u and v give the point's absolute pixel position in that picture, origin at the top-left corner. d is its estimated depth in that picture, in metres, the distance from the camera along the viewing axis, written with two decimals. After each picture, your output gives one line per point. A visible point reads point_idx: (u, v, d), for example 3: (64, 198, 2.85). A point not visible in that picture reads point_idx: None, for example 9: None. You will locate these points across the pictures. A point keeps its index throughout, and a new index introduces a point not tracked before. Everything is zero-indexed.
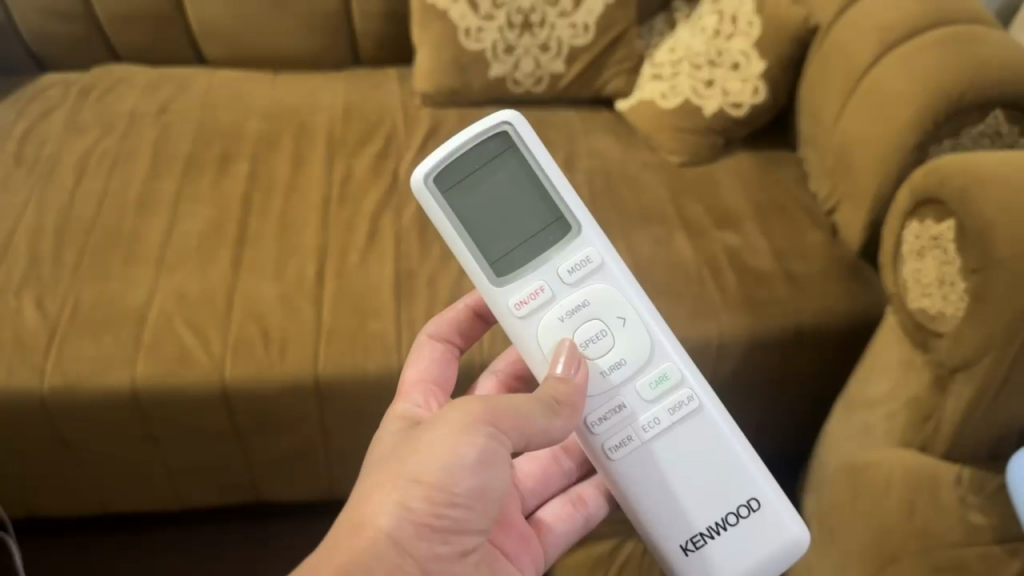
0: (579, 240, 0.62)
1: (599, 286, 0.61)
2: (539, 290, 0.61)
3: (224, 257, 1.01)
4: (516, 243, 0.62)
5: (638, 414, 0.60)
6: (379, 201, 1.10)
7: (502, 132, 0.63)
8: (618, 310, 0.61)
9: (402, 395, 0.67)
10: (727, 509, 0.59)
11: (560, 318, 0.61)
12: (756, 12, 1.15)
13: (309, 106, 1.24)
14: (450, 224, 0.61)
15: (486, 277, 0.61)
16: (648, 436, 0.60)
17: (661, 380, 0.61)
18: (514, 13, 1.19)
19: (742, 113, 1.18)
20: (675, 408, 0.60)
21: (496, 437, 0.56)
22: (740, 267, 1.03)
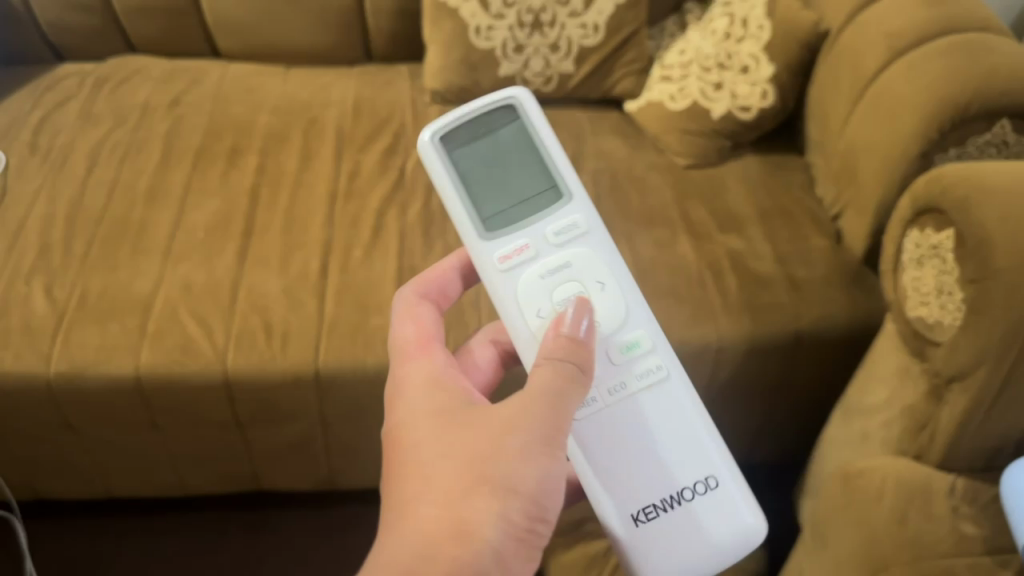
0: (565, 211, 0.62)
1: (584, 251, 0.61)
2: (523, 247, 0.61)
3: (230, 249, 1.02)
4: (513, 204, 0.62)
5: (607, 376, 0.58)
6: (386, 197, 1.10)
7: (508, 105, 0.64)
8: (598, 274, 0.60)
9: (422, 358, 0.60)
10: (683, 483, 0.57)
11: (542, 274, 0.60)
12: (767, 15, 1.15)
13: (320, 101, 1.25)
14: (448, 179, 0.61)
15: (475, 231, 0.61)
16: (613, 398, 0.58)
17: (633, 348, 0.59)
18: (525, 11, 1.20)
19: (750, 116, 1.18)
20: (642, 376, 0.58)
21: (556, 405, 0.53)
22: (741, 271, 1.03)
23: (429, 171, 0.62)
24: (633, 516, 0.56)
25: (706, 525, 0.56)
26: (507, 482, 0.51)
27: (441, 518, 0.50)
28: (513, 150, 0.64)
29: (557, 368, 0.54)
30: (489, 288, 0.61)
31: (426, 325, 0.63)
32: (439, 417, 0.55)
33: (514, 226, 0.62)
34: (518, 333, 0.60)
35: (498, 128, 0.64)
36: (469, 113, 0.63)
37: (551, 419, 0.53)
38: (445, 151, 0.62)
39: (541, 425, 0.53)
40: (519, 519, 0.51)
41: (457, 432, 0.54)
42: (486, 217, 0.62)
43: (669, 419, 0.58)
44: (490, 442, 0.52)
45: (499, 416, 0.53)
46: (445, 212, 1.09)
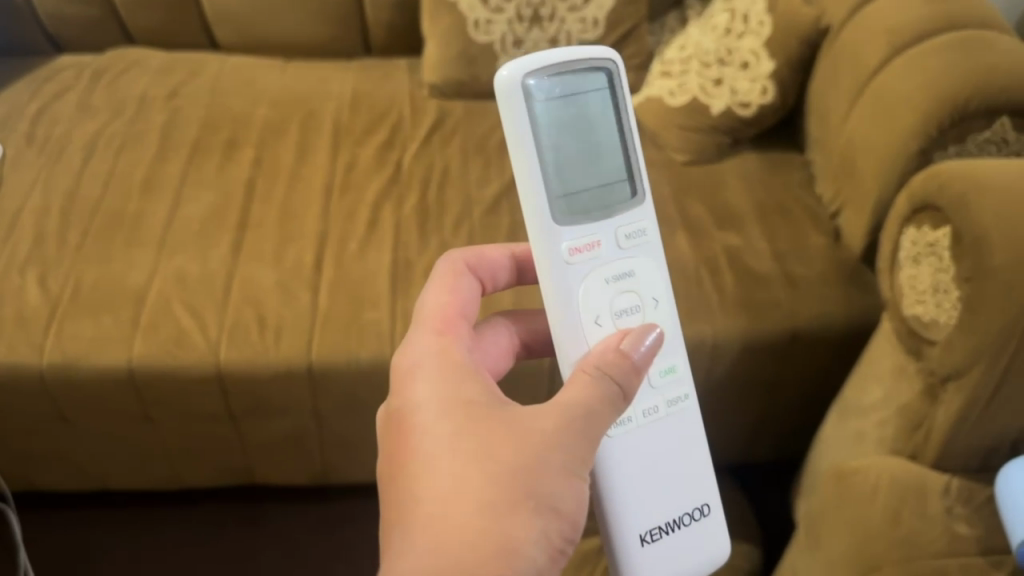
0: (635, 213, 0.59)
1: (645, 262, 0.59)
2: (594, 243, 0.57)
3: (225, 241, 1.02)
4: (586, 187, 0.57)
5: (641, 397, 0.58)
6: (381, 191, 1.10)
7: (603, 71, 0.58)
8: (655, 291, 0.59)
9: (447, 333, 0.57)
10: (682, 511, 0.58)
11: (606, 279, 0.57)
12: (768, 12, 1.15)
13: (318, 94, 1.25)
14: (534, 136, 0.53)
15: (552, 212, 0.55)
16: (645, 421, 0.57)
17: (669, 373, 0.59)
18: (524, 6, 1.19)
19: (750, 113, 1.17)
20: (671, 402, 0.59)
21: (605, 415, 0.52)
22: (737, 268, 1.03)
23: (510, 109, 0.53)
24: (641, 536, 0.56)
25: (695, 553, 0.58)
26: (547, 498, 0.49)
27: (487, 527, 0.46)
28: (592, 118, 0.57)
29: (606, 386, 0.52)
30: (548, 275, 0.56)
31: (460, 301, 0.60)
32: (469, 410, 0.51)
33: (585, 213, 0.57)
34: (563, 331, 0.56)
35: (581, 89, 0.57)
36: (559, 62, 0.55)
37: (590, 435, 0.51)
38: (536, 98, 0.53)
39: (580, 441, 0.51)
40: (556, 535, 0.49)
41: (493, 431, 0.50)
42: (559, 194, 0.55)
43: (682, 446, 0.59)
44: (533, 450, 0.49)
45: (540, 423, 0.50)
46: (441, 207, 1.09)
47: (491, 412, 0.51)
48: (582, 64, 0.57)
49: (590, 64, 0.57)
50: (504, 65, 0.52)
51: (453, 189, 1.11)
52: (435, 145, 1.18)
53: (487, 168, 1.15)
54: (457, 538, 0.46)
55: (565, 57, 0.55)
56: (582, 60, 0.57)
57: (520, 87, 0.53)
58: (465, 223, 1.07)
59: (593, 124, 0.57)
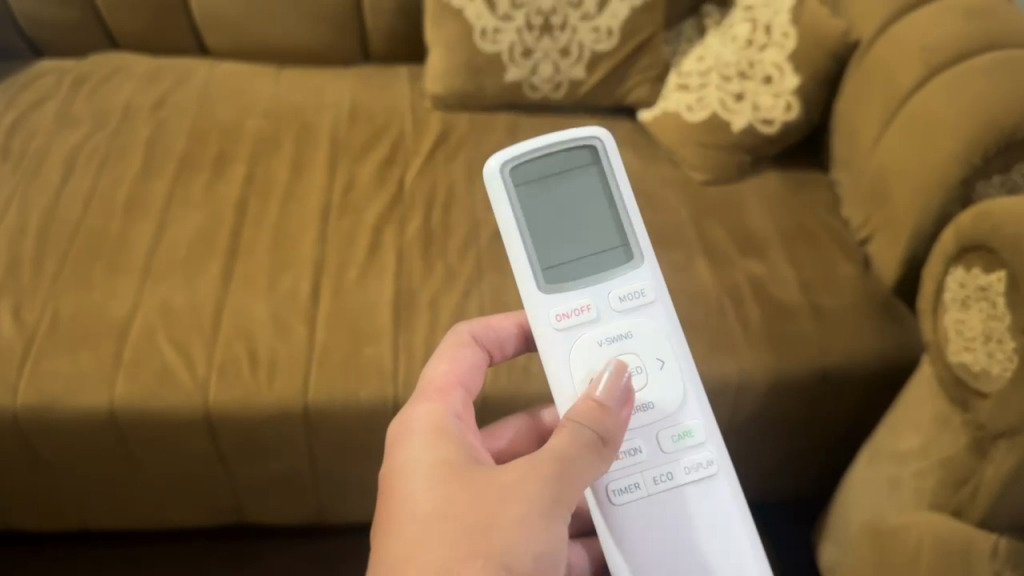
0: (633, 275, 0.58)
1: (648, 323, 0.57)
2: (584, 308, 0.57)
3: (214, 269, 0.95)
4: (574, 257, 0.58)
5: (653, 463, 0.55)
6: (382, 213, 1.03)
7: (591, 146, 0.59)
8: (660, 352, 0.57)
9: (440, 395, 0.59)
10: None
11: (599, 342, 0.56)
12: (792, 23, 1.09)
13: (314, 105, 1.18)
14: (513, 217, 0.57)
15: (533, 281, 0.57)
16: (657, 489, 0.55)
17: (686, 438, 0.56)
18: (535, 13, 1.12)
19: (772, 130, 1.11)
20: (690, 468, 0.55)
21: (574, 472, 0.51)
22: (764, 298, 0.96)
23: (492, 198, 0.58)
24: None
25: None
26: (503, 555, 0.49)
27: None
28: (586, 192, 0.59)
29: (581, 436, 0.52)
30: (540, 342, 0.57)
31: (461, 370, 0.61)
32: (443, 467, 0.53)
33: (576, 281, 0.58)
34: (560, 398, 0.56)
35: (573, 165, 0.59)
36: (540, 147, 0.58)
37: (556, 488, 0.51)
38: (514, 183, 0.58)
39: (544, 496, 0.51)
40: None
41: (461, 488, 0.51)
42: (545, 265, 0.57)
43: (711, 517, 0.55)
44: (493, 506, 0.50)
45: (505, 479, 0.51)
46: (446, 230, 1.02)
47: (463, 471, 0.53)
48: (569, 144, 0.59)
49: (574, 141, 0.59)
50: (492, 158, 0.57)
51: (459, 211, 1.05)
52: (439, 161, 1.11)
53: None
54: None
55: (544, 139, 0.58)
56: (570, 138, 0.59)
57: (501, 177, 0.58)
58: (470, 248, 1.00)
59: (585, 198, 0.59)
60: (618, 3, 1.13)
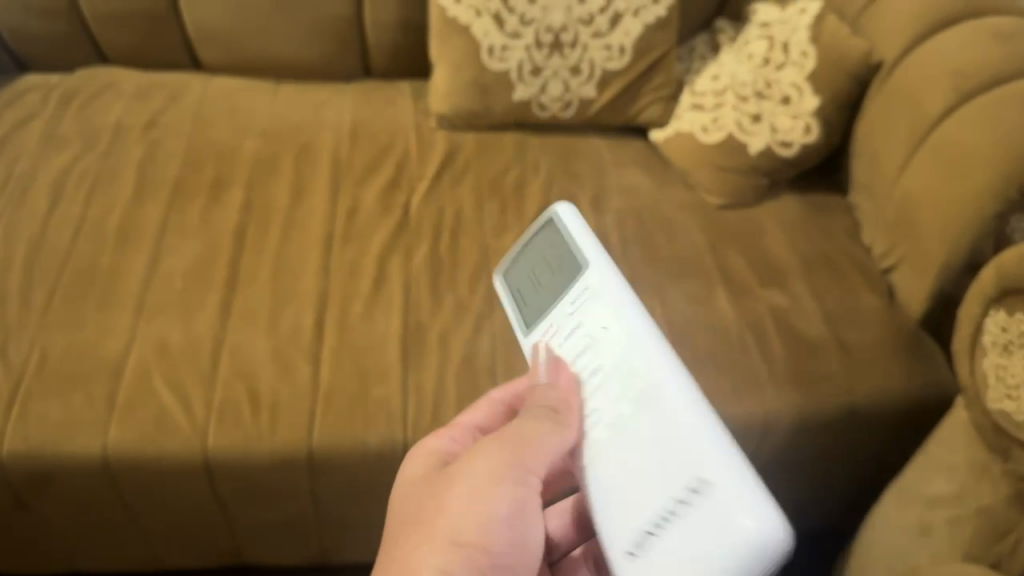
0: (585, 276, 0.58)
1: (599, 305, 0.55)
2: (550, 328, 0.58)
3: (212, 303, 0.90)
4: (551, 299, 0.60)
5: (601, 409, 0.51)
6: (387, 241, 0.98)
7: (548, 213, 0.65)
8: (605, 318, 0.54)
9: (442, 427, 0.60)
10: (672, 493, 0.44)
11: (565, 342, 0.56)
12: (811, 42, 1.06)
13: (313, 123, 1.13)
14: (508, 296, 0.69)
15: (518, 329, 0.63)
16: (604, 432, 0.50)
17: (626, 374, 0.51)
18: (544, 30, 1.08)
19: (791, 153, 1.07)
20: (631, 396, 0.49)
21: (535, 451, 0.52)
22: (789, 333, 0.92)
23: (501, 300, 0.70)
24: (628, 550, 0.46)
25: (705, 548, 0.42)
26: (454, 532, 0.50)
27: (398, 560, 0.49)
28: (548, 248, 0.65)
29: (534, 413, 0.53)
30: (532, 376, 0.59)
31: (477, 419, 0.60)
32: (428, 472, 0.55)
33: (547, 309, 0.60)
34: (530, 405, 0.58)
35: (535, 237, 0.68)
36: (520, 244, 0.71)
37: (505, 463, 0.52)
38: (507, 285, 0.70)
39: (489, 469, 0.52)
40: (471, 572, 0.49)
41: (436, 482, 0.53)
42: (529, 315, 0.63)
43: (656, 427, 0.47)
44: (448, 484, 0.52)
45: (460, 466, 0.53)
46: (455, 259, 0.98)
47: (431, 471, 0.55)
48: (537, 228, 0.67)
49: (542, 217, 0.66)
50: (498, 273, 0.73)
51: (468, 238, 1.00)
52: (445, 185, 1.07)
53: (504, 213, 1.04)
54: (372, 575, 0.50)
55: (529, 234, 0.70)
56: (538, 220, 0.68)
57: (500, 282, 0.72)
58: (480, 279, 0.96)
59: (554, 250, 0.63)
60: (631, 19, 1.09)
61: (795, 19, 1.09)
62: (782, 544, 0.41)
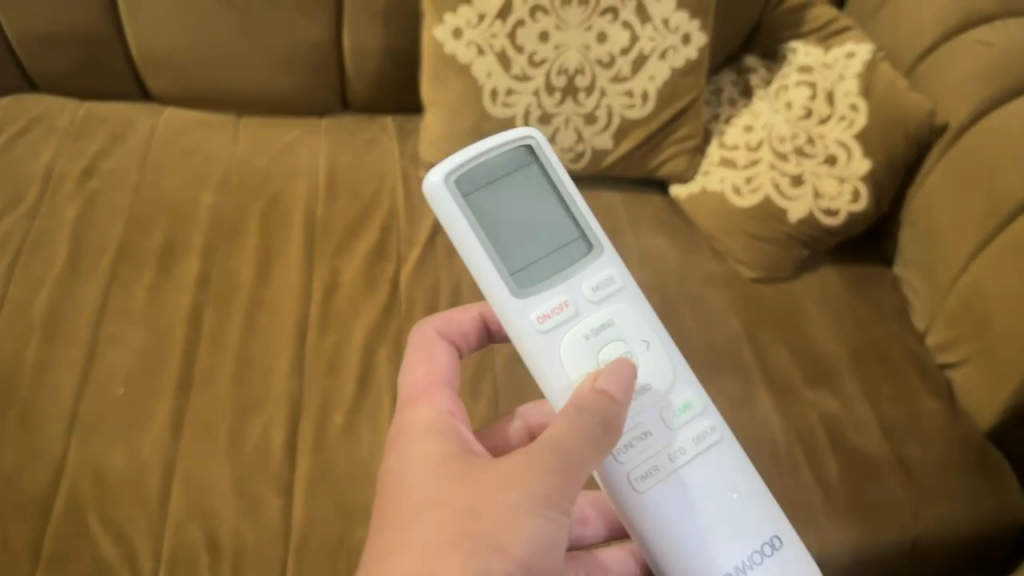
0: (594, 265, 0.52)
1: (625, 308, 0.52)
2: (563, 304, 0.51)
3: (162, 413, 0.75)
4: (534, 257, 0.52)
5: (664, 441, 0.49)
6: (373, 327, 0.83)
7: (523, 146, 0.54)
8: (644, 331, 0.51)
9: (508, 461, 0.45)
10: (753, 548, 0.48)
11: (586, 334, 0.50)
12: (861, 94, 0.93)
13: (283, 171, 0.96)
14: (466, 226, 0.50)
15: (506, 288, 0.50)
16: (676, 466, 0.48)
17: (686, 408, 0.50)
18: (557, 73, 0.93)
19: (837, 222, 0.94)
20: (699, 439, 0.50)
21: (594, 431, 0.45)
22: (844, 453, 0.80)
23: (439, 215, 0.50)
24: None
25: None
26: (493, 544, 0.42)
27: None
28: (532, 193, 0.54)
29: (581, 422, 0.45)
30: (529, 356, 0.50)
31: (438, 370, 0.55)
32: (450, 469, 0.46)
33: (544, 280, 0.51)
34: (558, 397, 0.50)
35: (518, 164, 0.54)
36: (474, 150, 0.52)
37: (550, 464, 0.44)
38: (494, 243, 0.51)
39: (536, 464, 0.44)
40: None
41: (472, 486, 0.44)
42: (514, 270, 0.51)
43: (730, 479, 0.49)
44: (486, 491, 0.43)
45: (501, 466, 0.45)
46: None
47: (471, 476, 0.45)
48: (501, 147, 0.53)
49: (511, 143, 0.53)
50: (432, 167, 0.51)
51: None
52: (439, 252, 0.91)
53: None
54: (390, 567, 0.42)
55: (470, 144, 0.52)
56: (506, 140, 0.53)
57: (440, 191, 0.50)
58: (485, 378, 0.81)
59: (540, 213, 0.53)
60: (656, 62, 0.94)
61: (841, 64, 0.96)
62: None
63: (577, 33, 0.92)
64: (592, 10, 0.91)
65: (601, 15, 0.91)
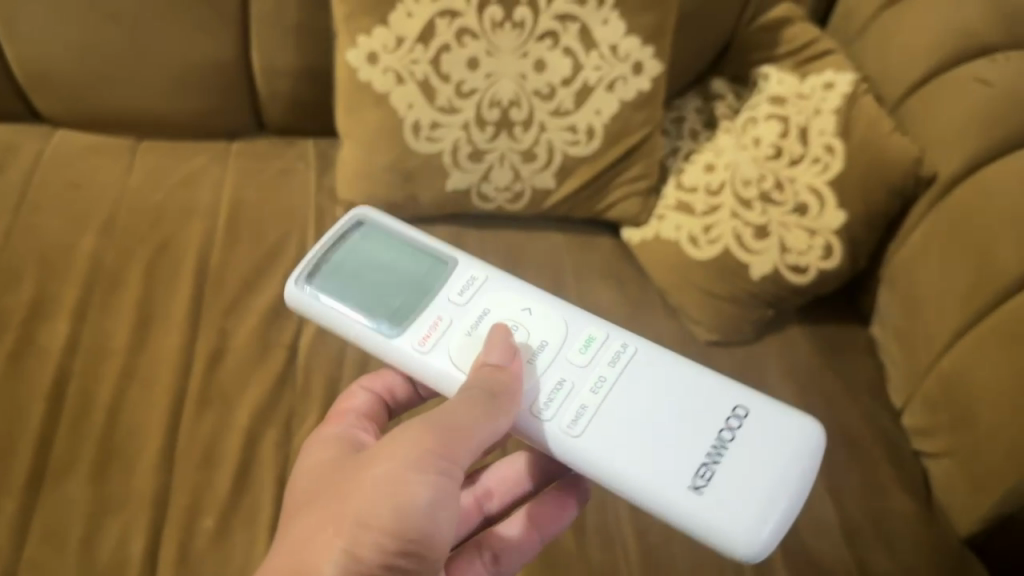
0: (456, 274, 0.58)
1: (494, 294, 0.57)
2: (437, 321, 0.55)
3: (4, 513, 0.65)
4: (401, 296, 0.57)
5: (580, 381, 0.53)
6: (260, 404, 0.72)
7: (356, 220, 0.60)
8: (518, 304, 0.57)
9: (385, 446, 0.48)
10: (718, 429, 0.50)
11: (468, 331, 0.55)
12: (838, 134, 0.81)
13: (180, 209, 0.85)
14: (330, 309, 0.55)
15: (380, 334, 0.55)
16: (602, 396, 0.52)
17: (589, 342, 0.55)
18: (488, 104, 0.81)
19: (804, 280, 0.82)
20: (613, 361, 0.54)
21: (466, 412, 0.48)
22: (798, 566, 0.69)
23: (309, 315, 0.56)
24: (692, 485, 0.48)
25: (759, 465, 0.48)
26: (358, 521, 0.45)
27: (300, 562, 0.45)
28: (386, 251, 0.59)
29: (469, 393, 0.49)
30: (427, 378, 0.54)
31: (357, 406, 0.59)
32: (343, 463, 0.51)
33: (416, 309, 0.56)
34: None
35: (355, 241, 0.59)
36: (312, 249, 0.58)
37: (416, 446, 0.47)
38: (357, 304, 0.56)
39: (402, 448, 0.47)
40: (372, 557, 0.45)
41: (351, 474, 0.48)
42: (388, 314, 0.56)
43: (662, 379, 0.53)
44: (361, 475, 0.48)
45: (380, 450, 0.49)
46: None
47: (356, 465, 0.49)
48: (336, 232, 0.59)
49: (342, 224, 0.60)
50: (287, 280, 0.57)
51: None
52: None
53: None
54: (277, 552, 0.47)
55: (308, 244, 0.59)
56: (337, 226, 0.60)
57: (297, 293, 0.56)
58: None
59: (392, 257, 0.59)
60: (603, 94, 0.82)
61: (818, 95, 0.84)
62: (813, 444, 0.49)
63: (511, 60, 0.80)
64: (528, 34, 0.79)
65: (538, 40, 0.79)
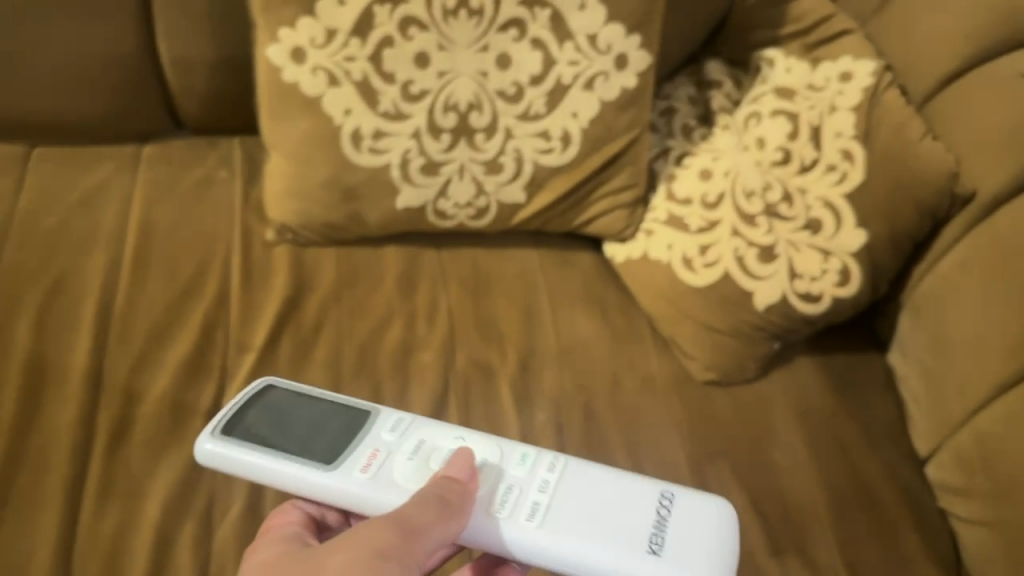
0: (383, 413, 0.50)
1: (423, 427, 0.50)
2: (374, 451, 0.48)
3: None
4: (332, 441, 0.48)
5: (525, 484, 0.47)
6: (176, 488, 0.60)
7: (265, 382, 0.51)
8: (451, 431, 0.49)
9: (335, 546, 0.39)
10: (656, 505, 0.47)
11: (409, 457, 0.48)
12: (857, 137, 0.69)
13: (79, 237, 0.71)
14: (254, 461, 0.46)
15: (314, 473, 0.46)
16: (547, 494, 0.47)
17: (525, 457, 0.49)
18: (443, 108, 0.68)
19: (819, 309, 0.70)
20: (550, 467, 0.48)
21: (429, 508, 0.41)
22: None
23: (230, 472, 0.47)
24: (649, 550, 0.44)
25: (702, 528, 0.46)
26: None
27: None
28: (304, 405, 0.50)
29: (421, 496, 0.42)
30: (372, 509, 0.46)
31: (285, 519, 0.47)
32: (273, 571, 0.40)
33: (347, 445, 0.48)
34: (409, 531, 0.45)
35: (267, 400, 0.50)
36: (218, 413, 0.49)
37: (382, 533, 0.39)
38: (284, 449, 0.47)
39: (363, 536, 0.39)
40: None
41: None
42: (320, 457, 0.47)
43: (596, 477, 0.48)
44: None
45: (327, 552, 0.39)
46: None
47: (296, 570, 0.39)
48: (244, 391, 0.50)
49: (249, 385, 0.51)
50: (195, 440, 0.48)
51: None
52: (283, 360, 0.67)
53: None
54: None
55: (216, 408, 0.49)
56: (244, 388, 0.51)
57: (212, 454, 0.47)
58: None
59: (316, 406, 0.50)
60: (580, 93, 0.69)
61: (834, 88, 0.71)
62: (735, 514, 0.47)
63: (468, 55, 0.67)
64: (487, 23, 0.67)
65: (501, 30, 0.67)
